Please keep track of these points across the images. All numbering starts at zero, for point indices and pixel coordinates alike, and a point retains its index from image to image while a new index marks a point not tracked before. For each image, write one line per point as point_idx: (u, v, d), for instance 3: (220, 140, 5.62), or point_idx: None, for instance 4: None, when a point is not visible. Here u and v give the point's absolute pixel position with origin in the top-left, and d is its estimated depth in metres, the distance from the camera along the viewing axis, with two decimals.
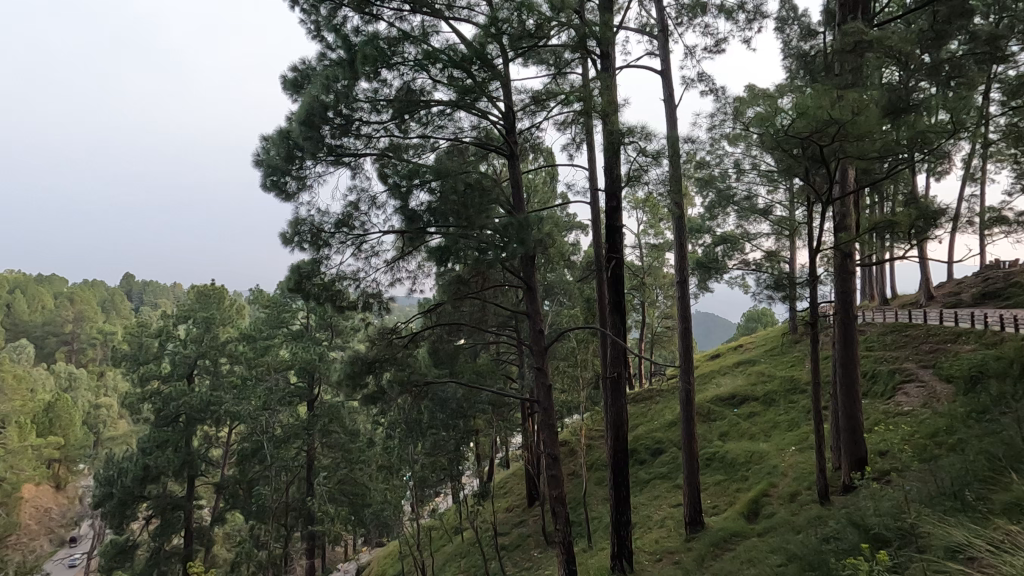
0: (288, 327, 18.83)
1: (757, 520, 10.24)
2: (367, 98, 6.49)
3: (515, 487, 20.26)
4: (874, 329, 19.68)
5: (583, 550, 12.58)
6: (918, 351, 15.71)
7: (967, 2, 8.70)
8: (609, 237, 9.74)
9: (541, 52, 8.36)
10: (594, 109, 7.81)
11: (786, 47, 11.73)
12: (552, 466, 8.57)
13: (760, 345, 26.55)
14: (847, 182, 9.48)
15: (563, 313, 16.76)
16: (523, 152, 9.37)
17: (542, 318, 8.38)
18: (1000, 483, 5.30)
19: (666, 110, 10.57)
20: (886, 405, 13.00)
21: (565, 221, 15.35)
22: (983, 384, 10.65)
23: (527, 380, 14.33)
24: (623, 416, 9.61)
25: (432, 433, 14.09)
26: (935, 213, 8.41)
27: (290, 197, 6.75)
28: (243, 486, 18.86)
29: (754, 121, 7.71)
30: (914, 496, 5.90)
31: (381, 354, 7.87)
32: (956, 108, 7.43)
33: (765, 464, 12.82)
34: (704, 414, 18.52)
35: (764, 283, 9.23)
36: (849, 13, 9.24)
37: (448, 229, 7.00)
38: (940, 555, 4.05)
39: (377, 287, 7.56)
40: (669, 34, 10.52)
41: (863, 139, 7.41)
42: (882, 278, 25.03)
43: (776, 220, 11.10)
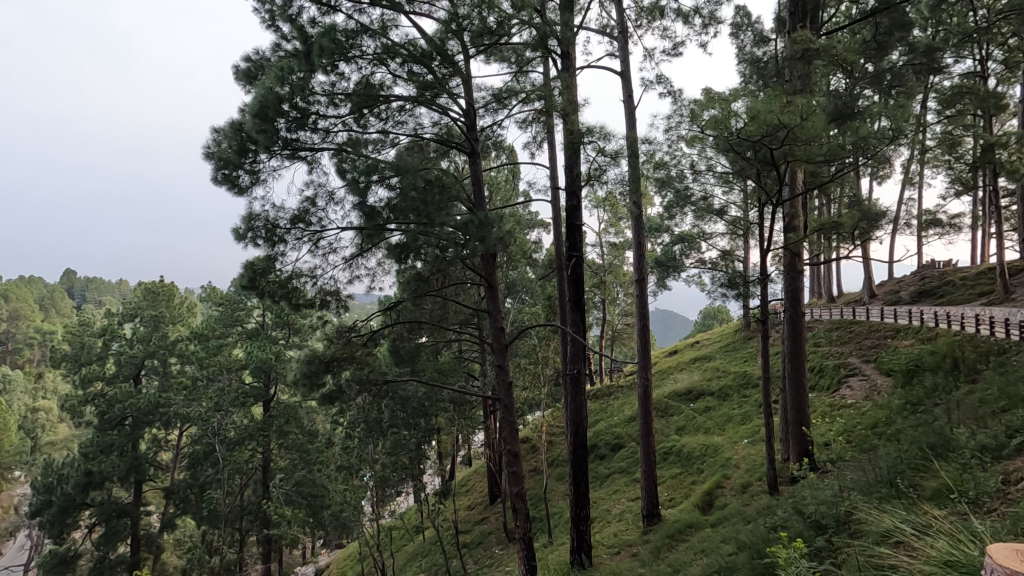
0: (243, 326, 18.30)
1: (711, 511, 10.55)
2: (324, 91, 6.34)
3: (477, 485, 20.26)
4: (820, 326, 20.56)
5: (543, 546, 12.69)
6: (862, 346, 16.50)
7: (906, 14, 9.21)
8: (569, 236, 9.84)
9: (501, 50, 8.39)
10: (555, 108, 7.86)
11: (740, 52, 12.12)
12: (513, 463, 8.61)
13: (715, 341, 27.46)
14: (796, 185, 9.83)
15: (525, 311, 16.88)
16: (486, 150, 9.36)
17: (503, 316, 8.39)
18: (930, 471, 5.62)
19: (625, 112, 10.76)
20: (831, 398, 13.61)
21: (527, 220, 15.45)
22: (919, 377, 11.25)
23: (489, 377, 14.34)
24: (583, 412, 9.72)
25: (393, 432, 13.97)
26: (877, 215, 8.84)
27: (243, 191, 6.51)
28: (194, 490, 18.19)
29: (708, 124, 7.92)
30: (854, 483, 6.20)
31: (339, 353, 7.70)
32: (896, 115, 7.82)
33: (720, 457, 13.23)
34: (662, 409, 19.00)
35: (718, 282, 9.55)
36: (798, 22, 9.62)
37: (408, 227, 6.94)
38: (872, 541, 4.22)
39: (335, 284, 7.42)
40: (628, 35, 10.67)
41: (811, 143, 7.71)
42: (828, 277, 26.14)
43: (730, 220, 11.40)
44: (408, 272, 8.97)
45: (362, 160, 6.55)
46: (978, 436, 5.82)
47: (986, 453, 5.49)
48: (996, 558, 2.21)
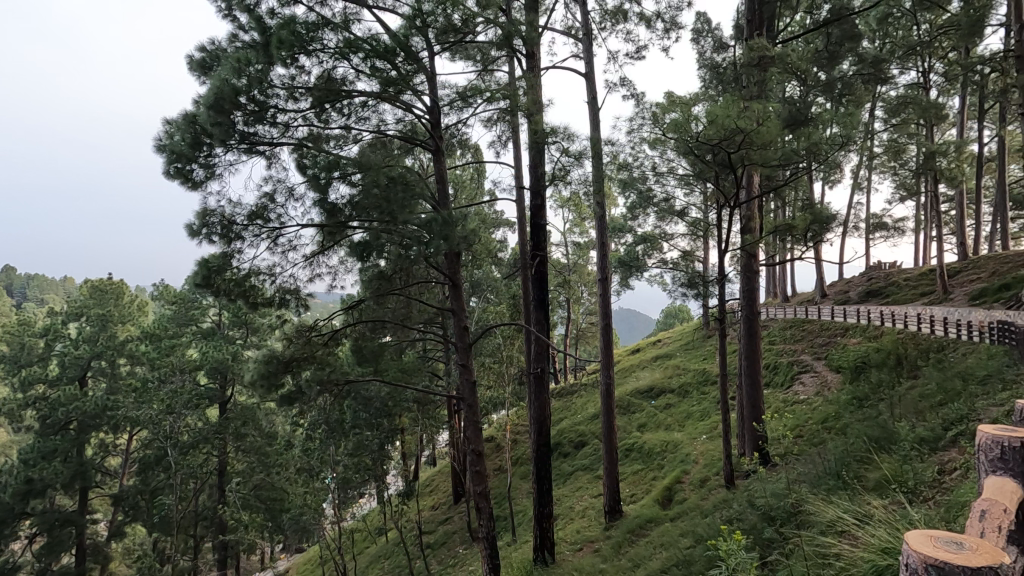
0: (197, 325, 17.63)
1: (671, 506, 10.80)
2: (284, 84, 6.17)
3: (440, 485, 20.17)
4: (775, 325, 21.30)
5: (507, 544, 12.73)
6: (814, 343, 17.18)
7: (856, 26, 9.60)
8: (534, 235, 9.87)
9: (467, 48, 8.36)
10: (519, 108, 7.86)
11: (701, 57, 12.40)
12: (477, 462, 8.58)
13: (676, 339, 28.13)
14: (752, 188, 10.12)
15: (489, 310, 16.88)
16: (450, 148, 9.31)
17: (468, 315, 8.35)
18: (874, 463, 5.89)
19: (589, 113, 10.87)
20: (785, 394, 14.11)
21: (492, 219, 15.45)
22: (865, 373, 11.77)
23: (453, 377, 14.27)
24: (547, 411, 9.77)
25: (355, 433, 13.73)
26: (828, 218, 9.19)
27: (197, 186, 6.28)
28: (145, 496, 17.44)
29: (669, 127, 8.07)
30: (805, 475, 6.42)
31: (298, 353, 7.50)
32: (845, 122, 8.14)
33: (680, 453, 13.55)
34: (624, 406, 19.35)
35: (678, 281, 9.79)
36: (755, 30, 9.92)
37: (370, 225, 6.83)
38: (818, 531, 4.36)
39: (295, 283, 7.26)
40: (593, 37, 10.79)
41: (766, 148, 7.96)
42: (783, 277, 27.11)
43: (690, 222, 11.67)
44: (370, 270, 8.83)
45: (322, 156, 6.39)
46: (918, 429, 6.13)
47: (924, 444, 5.79)
48: (919, 546, 2.20)
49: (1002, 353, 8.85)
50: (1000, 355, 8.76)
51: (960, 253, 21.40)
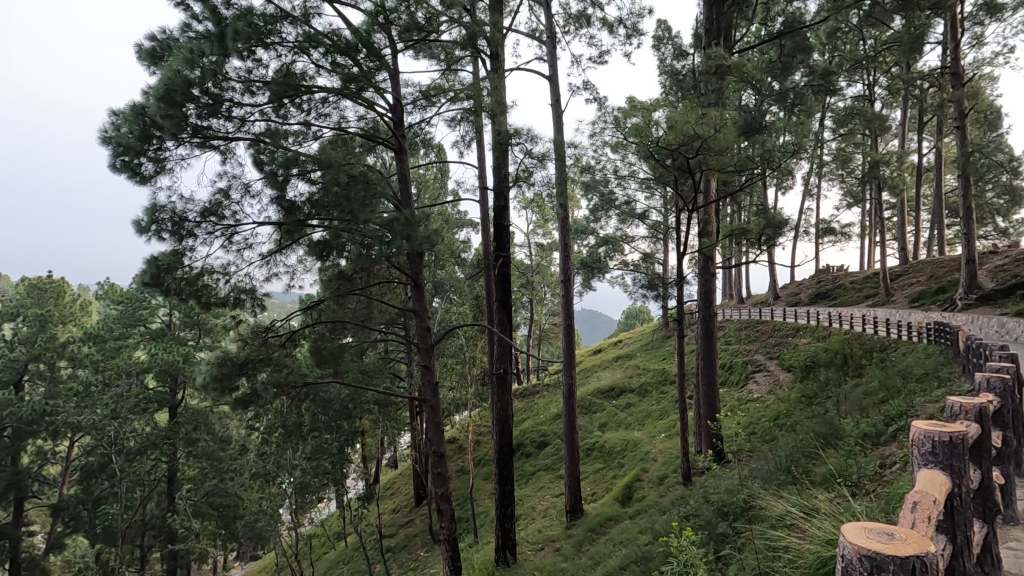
0: (146, 326, 16.68)
1: (630, 503, 10.99)
2: (240, 78, 5.98)
3: (402, 488, 19.95)
4: (731, 326, 21.98)
5: (469, 545, 12.69)
6: (768, 343, 17.80)
7: (806, 39, 10.02)
8: (497, 236, 9.86)
9: (431, 47, 8.30)
10: (483, 108, 7.85)
11: (661, 64, 12.68)
12: (438, 464, 8.51)
13: (636, 340, 28.66)
14: (709, 192, 10.40)
15: (452, 311, 16.77)
16: (413, 147, 9.21)
17: (430, 316, 8.28)
18: (820, 458, 6.15)
19: (553, 115, 10.96)
20: (739, 392, 14.56)
21: (455, 219, 15.36)
22: (814, 372, 12.26)
23: (415, 378, 14.10)
24: (509, 412, 9.78)
25: (313, 436, 13.41)
26: (780, 223, 9.53)
27: (146, 181, 6.00)
28: (87, 506, 16.57)
29: (630, 131, 8.20)
30: (757, 471, 6.64)
31: (254, 355, 7.26)
32: (797, 131, 8.46)
33: (639, 451, 13.81)
34: (586, 406, 19.59)
35: (638, 283, 9.98)
36: (712, 40, 10.21)
37: (330, 223, 6.69)
38: (769, 525, 4.50)
39: (251, 282, 7.04)
40: (556, 40, 10.88)
41: (723, 154, 8.20)
42: (738, 279, 28.02)
43: (651, 224, 11.90)
44: (330, 270, 8.66)
45: (281, 153, 6.22)
46: (861, 425, 6.43)
47: (867, 440, 6.08)
48: (846, 538, 1.50)
49: (937, 352, 9.37)
50: (936, 354, 9.28)
51: (901, 257, 22.60)
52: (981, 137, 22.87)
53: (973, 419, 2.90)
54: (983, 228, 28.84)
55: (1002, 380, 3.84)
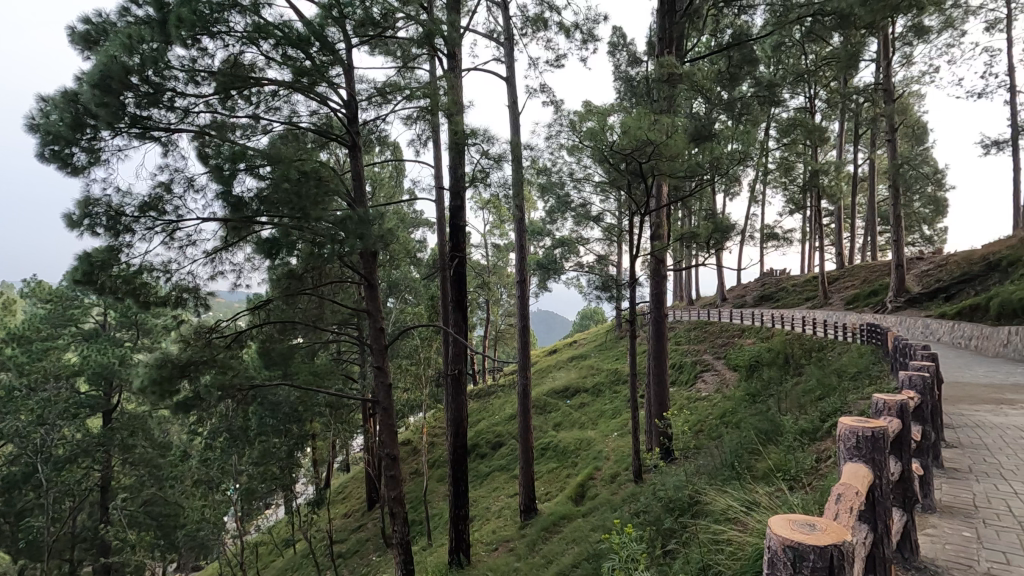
0: (77, 326, 15.64)
1: (583, 502, 11.15)
2: (183, 67, 5.71)
3: (354, 491, 19.56)
4: (681, 327, 22.63)
5: (422, 548, 12.56)
6: (716, 343, 18.42)
7: (753, 52, 10.45)
8: (452, 236, 9.79)
9: (386, 43, 8.17)
10: (439, 107, 7.79)
11: (616, 70, 12.92)
12: (391, 466, 8.37)
13: (591, 340, 29.11)
14: (661, 197, 10.68)
15: (407, 311, 16.55)
16: (368, 144, 9.04)
17: (383, 316, 8.14)
18: (762, 453, 6.40)
19: (510, 117, 10.99)
20: (689, 391, 15.02)
21: (411, 218, 15.18)
22: (758, 371, 12.80)
23: (368, 380, 13.83)
24: (463, 413, 9.73)
25: (260, 441, 12.95)
26: (728, 227, 9.87)
27: (79, 172, 5.63)
28: (8, 520, 15.40)
29: (586, 135, 8.31)
30: (703, 467, 6.84)
31: (196, 356, 6.93)
32: (743, 139, 8.79)
33: (592, 450, 14.02)
34: (541, 406, 19.75)
35: (592, 284, 10.15)
36: (665, 48, 10.48)
37: (280, 220, 6.48)
38: (713, 520, 4.64)
39: (194, 280, 6.73)
40: (514, 42, 10.93)
41: (674, 160, 8.43)
42: (689, 282, 28.90)
43: (605, 227, 12.10)
44: (279, 269, 8.38)
45: (227, 146, 5.98)
46: (799, 421, 6.75)
47: (805, 435, 6.37)
48: (770, 530, 1.55)
49: (869, 351, 9.94)
50: (868, 353, 9.84)
51: (837, 262, 23.89)
52: (909, 149, 24.45)
53: (896, 414, 3.08)
54: (911, 235, 30.82)
55: (921, 377, 4.11)
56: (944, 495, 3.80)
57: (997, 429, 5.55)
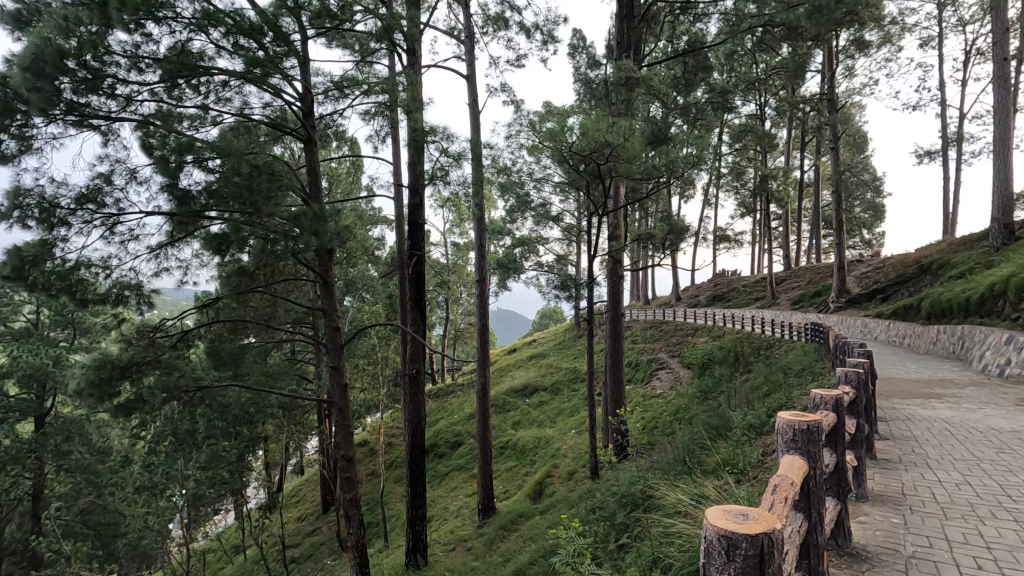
0: (6, 325, 14.62)
1: (540, 499, 11.24)
2: (125, 52, 5.42)
3: (309, 494, 19.10)
4: (637, 326, 23.13)
5: (379, 551, 12.37)
6: (670, 342, 18.91)
7: (706, 59, 10.76)
8: (411, 234, 9.66)
9: (344, 36, 8.00)
10: (398, 103, 7.68)
11: (576, 72, 13.07)
12: (347, 468, 8.19)
13: (550, 339, 29.39)
14: (619, 199, 10.84)
15: (364, 310, 16.27)
16: (325, 139, 8.83)
17: (339, 315, 7.97)
18: (711, 448, 6.60)
19: (470, 116, 10.96)
20: (644, 388, 15.36)
21: (368, 215, 14.93)
22: (710, 369, 13.20)
23: (324, 380, 13.51)
24: (422, 413, 9.61)
25: (209, 444, 12.46)
26: (682, 229, 10.13)
27: (7, 160, 5.26)
28: None
29: (546, 136, 8.37)
30: (657, 463, 7.00)
31: (137, 357, 6.60)
32: (697, 144, 9.06)
33: (550, 448, 14.15)
34: (500, 405, 19.79)
35: (551, 284, 10.24)
36: (623, 53, 10.66)
37: (230, 216, 6.25)
38: (664, 514, 4.74)
39: (136, 277, 6.42)
40: (475, 40, 10.91)
41: (631, 162, 8.60)
42: (645, 282, 29.55)
43: (564, 227, 12.20)
44: (229, 266, 8.07)
45: (173, 137, 5.71)
46: (747, 417, 7.00)
47: (752, 430, 6.60)
48: (707, 521, 1.61)
49: (812, 349, 10.40)
50: (812, 351, 10.30)
51: (785, 264, 24.92)
52: (851, 157, 25.74)
53: (832, 408, 3.25)
54: (851, 239, 32.46)
55: (856, 373, 4.34)
56: (876, 485, 4.03)
57: (926, 422, 5.91)
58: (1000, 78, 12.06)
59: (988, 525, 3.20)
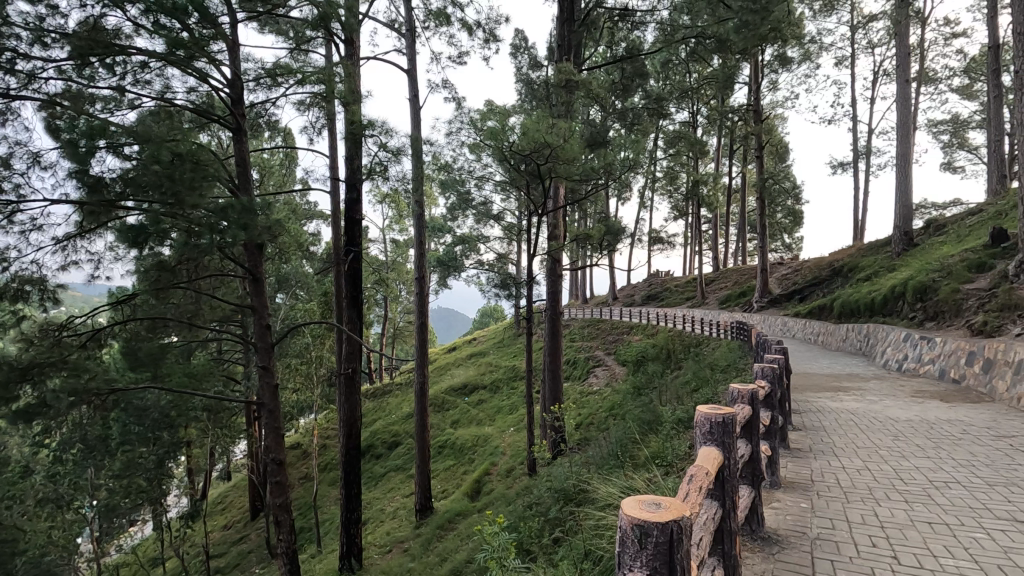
0: None
1: (478, 497, 11.26)
2: (27, 25, 4.95)
3: (236, 501, 18.22)
4: (575, 324, 23.61)
5: (311, 556, 11.96)
6: (607, 340, 19.43)
7: (643, 66, 11.10)
8: (348, 230, 9.39)
9: (277, 22, 7.67)
10: (335, 95, 7.44)
11: (518, 72, 13.16)
12: (277, 472, 7.84)
13: (490, 337, 29.49)
14: (558, 199, 11.00)
15: (298, 308, 15.69)
16: (256, 129, 8.42)
17: (269, 313, 7.63)
18: (643, 442, 6.84)
19: (411, 111, 10.81)
20: (581, 385, 15.70)
21: (303, 209, 14.40)
22: (644, 367, 13.66)
23: (253, 380, 12.90)
24: (357, 413, 9.36)
25: (123, 451, 11.62)
26: (618, 230, 10.39)
27: None
28: None
29: (487, 134, 8.35)
30: (591, 457, 7.17)
31: (41, 358, 6.05)
32: (634, 148, 9.32)
33: (489, 446, 14.19)
34: (438, 404, 19.64)
35: (491, 282, 10.25)
36: (563, 55, 10.84)
37: (149, 207, 5.83)
38: (596, 506, 4.87)
39: (38, 271, 5.90)
40: (416, 34, 10.75)
41: (570, 163, 8.74)
42: (583, 281, 30.18)
43: (505, 226, 12.23)
44: (148, 258, 7.46)
45: (83, 119, 5.27)
46: (676, 412, 7.29)
47: (680, 424, 6.90)
48: (622, 511, 1.66)
49: (737, 346, 10.98)
50: (737, 348, 10.88)
51: (713, 265, 26.17)
52: (774, 166, 27.38)
53: (747, 402, 3.44)
54: (773, 243, 34.57)
55: (772, 369, 4.62)
56: (788, 472, 4.32)
57: (835, 413, 6.38)
58: (903, 98, 13.17)
59: (883, 506, 3.51)
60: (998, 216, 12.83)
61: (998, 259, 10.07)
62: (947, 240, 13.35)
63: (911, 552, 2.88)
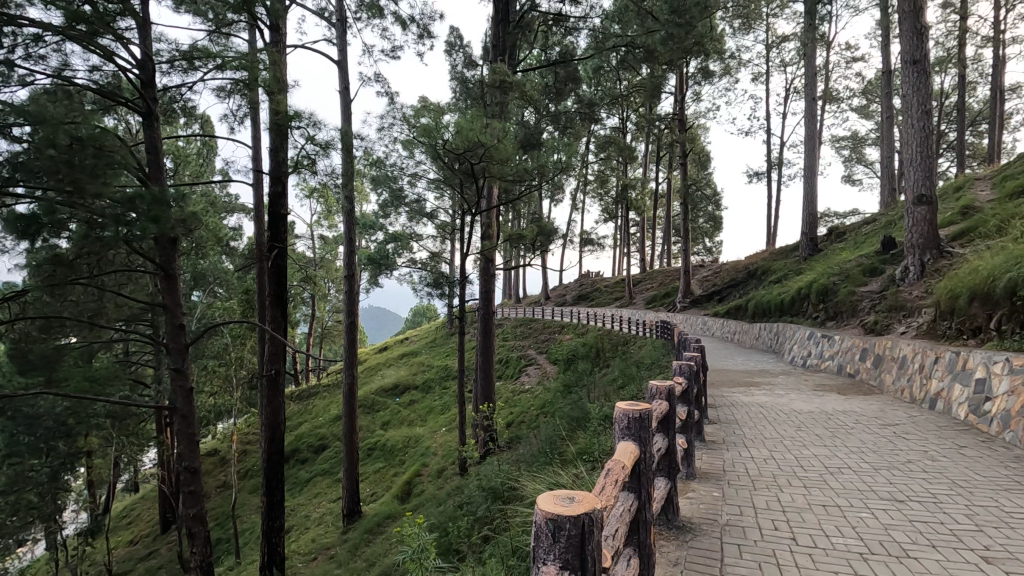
0: None
1: (409, 499, 11.10)
2: None
3: (144, 513, 16.95)
4: (509, 323, 23.81)
5: (228, 569, 11.33)
6: (539, 338, 19.74)
7: (575, 71, 11.35)
8: (272, 225, 8.95)
9: (195, 1, 7.20)
10: (259, 83, 7.08)
11: (452, 69, 13.06)
12: (190, 481, 7.32)
13: (423, 337, 29.12)
14: (492, 199, 11.03)
15: (216, 306, 14.80)
16: (170, 114, 7.87)
17: (183, 311, 7.14)
18: (571, 439, 7.01)
19: (341, 103, 10.48)
20: (514, 384, 15.84)
21: (222, 202, 13.59)
22: (574, 365, 13.97)
23: (165, 384, 12.05)
24: (281, 417, 8.94)
25: (11, 463, 10.51)
26: (551, 231, 10.56)
27: None
28: None
29: (420, 131, 8.23)
30: (521, 455, 7.27)
31: None
32: (566, 150, 9.51)
33: (420, 447, 14.02)
34: (368, 405, 19.17)
35: (424, 282, 10.12)
36: (498, 56, 10.89)
37: (44, 195, 5.30)
38: (523, 504, 4.94)
39: None
40: (346, 25, 10.42)
41: (504, 164, 8.79)
42: (516, 281, 30.45)
43: (439, 224, 12.12)
44: (40, 252, 6.76)
45: None
46: (604, 408, 7.52)
47: (606, 420, 7.13)
48: (538, 506, 1.70)
49: (661, 344, 11.47)
50: (661, 346, 11.38)
51: (641, 267, 27.22)
52: (697, 173, 28.83)
53: (665, 398, 3.61)
54: (696, 246, 36.40)
55: (690, 366, 4.87)
56: (703, 464, 4.57)
57: (748, 407, 6.81)
58: (810, 114, 14.26)
59: (785, 492, 3.79)
60: (889, 226, 14.17)
61: (888, 264, 11.14)
62: (846, 247, 14.60)
63: (809, 533, 3.14)
